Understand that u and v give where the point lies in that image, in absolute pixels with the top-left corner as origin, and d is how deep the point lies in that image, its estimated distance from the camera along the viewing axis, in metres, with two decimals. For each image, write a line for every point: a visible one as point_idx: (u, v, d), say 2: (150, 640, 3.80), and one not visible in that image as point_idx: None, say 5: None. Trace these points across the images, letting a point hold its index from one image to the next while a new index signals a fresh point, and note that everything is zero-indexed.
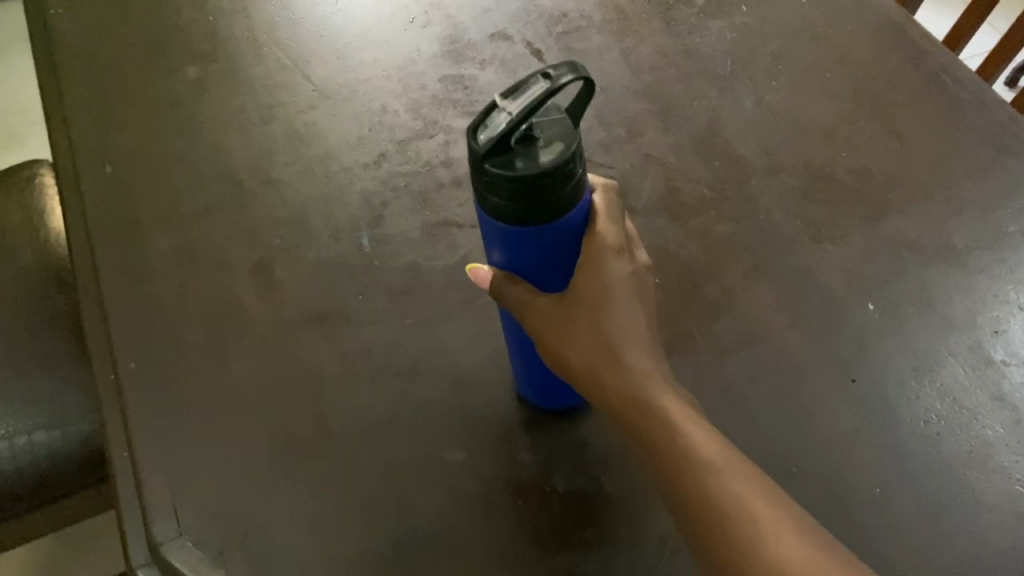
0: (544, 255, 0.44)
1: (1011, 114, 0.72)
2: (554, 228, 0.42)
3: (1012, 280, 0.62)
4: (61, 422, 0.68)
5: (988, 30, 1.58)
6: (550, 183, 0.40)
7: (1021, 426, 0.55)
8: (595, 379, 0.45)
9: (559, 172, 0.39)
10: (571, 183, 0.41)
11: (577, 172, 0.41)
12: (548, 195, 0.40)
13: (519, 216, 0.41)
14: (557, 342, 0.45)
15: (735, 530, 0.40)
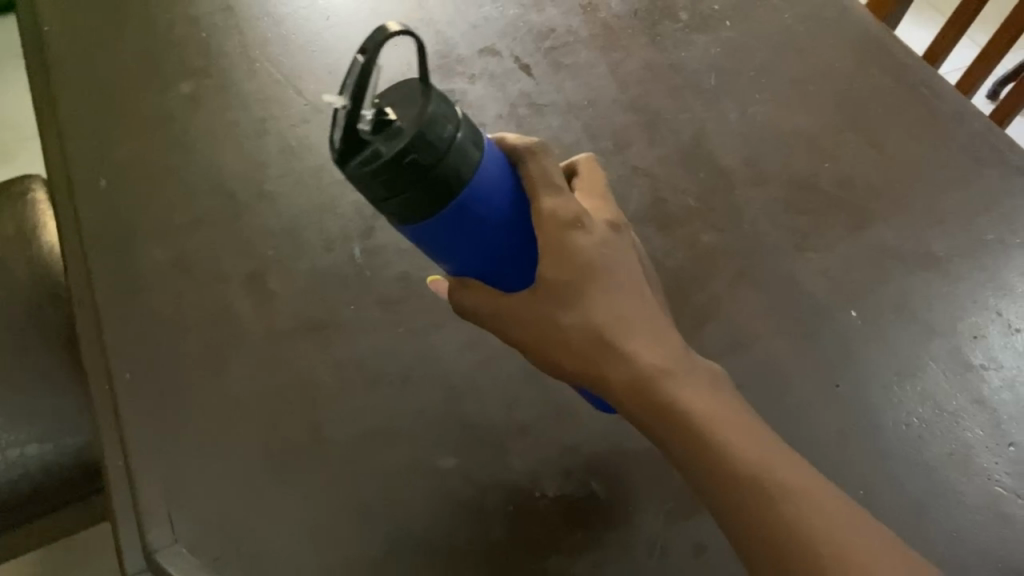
0: (483, 240, 0.44)
1: (987, 127, 0.74)
2: (472, 210, 0.43)
3: (991, 287, 0.64)
4: (53, 434, 0.69)
5: (966, 44, 1.61)
6: (421, 158, 0.39)
7: (1000, 428, 0.57)
8: (594, 377, 0.45)
9: (427, 135, 0.39)
10: (446, 151, 0.40)
11: (447, 137, 0.40)
12: (434, 168, 0.40)
13: (421, 203, 0.41)
14: (548, 345, 0.45)
15: (766, 511, 0.42)
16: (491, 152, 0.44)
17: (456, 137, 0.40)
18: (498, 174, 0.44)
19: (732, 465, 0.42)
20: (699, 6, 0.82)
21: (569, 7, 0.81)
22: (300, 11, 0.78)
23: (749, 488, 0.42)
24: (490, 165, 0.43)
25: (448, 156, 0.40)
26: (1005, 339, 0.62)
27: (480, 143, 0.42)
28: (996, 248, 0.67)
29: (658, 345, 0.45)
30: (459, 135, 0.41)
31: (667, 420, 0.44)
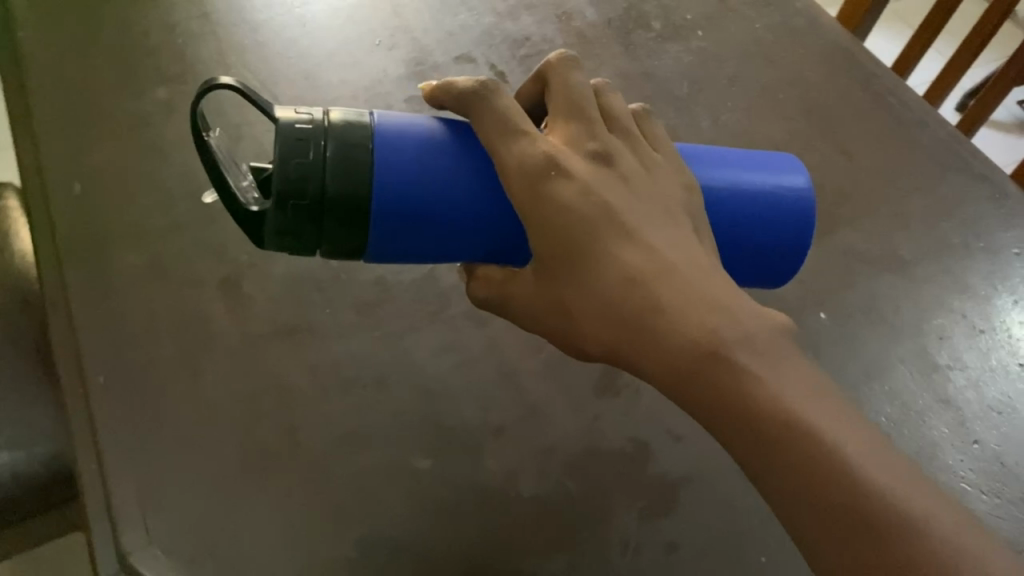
0: (452, 233, 0.46)
1: (952, 134, 0.76)
2: (414, 205, 0.45)
3: (957, 289, 0.66)
4: (24, 443, 0.68)
5: (933, 56, 1.65)
6: (298, 196, 0.43)
7: (965, 427, 0.59)
8: (626, 357, 0.41)
9: (291, 165, 0.43)
10: (317, 173, 0.43)
11: (313, 160, 0.43)
12: (321, 188, 0.43)
13: (344, 224, 0.44)
14: (578, 323, 0.42)
15: (820, 494, 0.36)
16: (401, 133, 0.45)
17: (327, 151, 0.43)
18: (418, 152, 0.45)
19: (776, 441, 0.37)
20: (671, 16, 0.83)
21: (543, 15, 0.81)
22: (276, 17, 0.78)
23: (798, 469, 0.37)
24: (400, 147, 0.45)
25: (330, 167, 0.43)
26: (970, 339, 0.63)
27: (370, 142, 0.44)
28: (961, 251, 0.68)
29: (692, 304, 0.40)
30: (329, 143, 0.43)
31: (701, 398, 0.39)
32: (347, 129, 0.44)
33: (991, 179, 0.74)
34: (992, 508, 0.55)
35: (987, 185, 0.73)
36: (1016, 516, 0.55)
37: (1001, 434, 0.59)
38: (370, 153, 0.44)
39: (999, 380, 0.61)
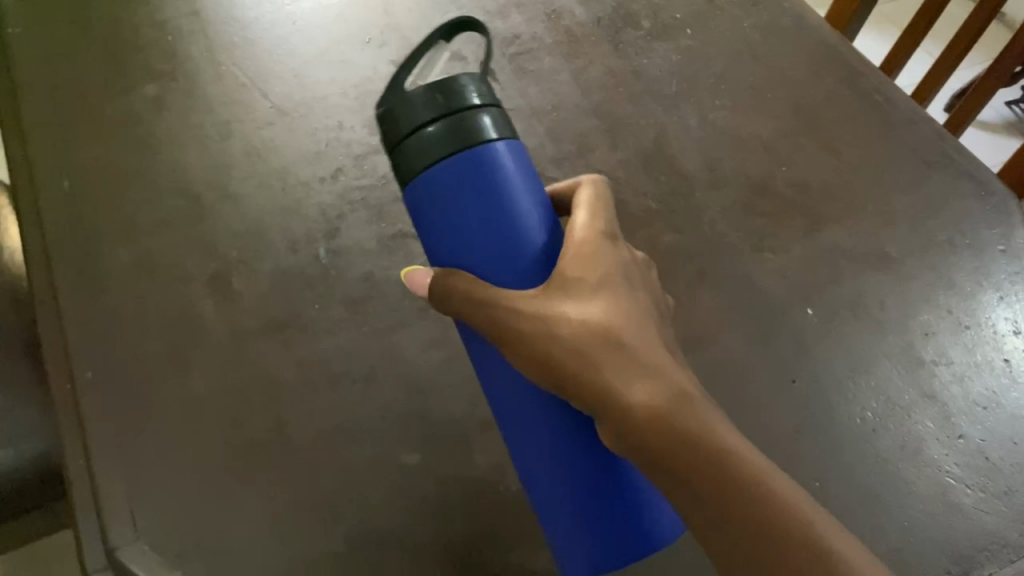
0: (484, 229, 0.45)
1: (938, 133, 0.76)
2: (479, 190, 0.45)
3: (942, 285, 0.66)
4: (14, 439, 0.67)
5: (921, 57, 1.67)
6: (435, 98, 0.44)
7: (950, 421, 0.59)
8: (596, 386, 0.43)
9: (455, 83, 0.44)
10: (457, 104, 0.44)
11: (466, 100, 0.44)
12: (443, 107, 0.44)
13: (425, 147, 0.44)
14: (554, 346, 0.43)
15: (775, 529, 0.41)
16: (526, 167, 0.47)
17: (476, 107, 0.45)
18: (521, 181, 0.46)
19: (731, 483, 0.41)
20: (660, 16, 0.83)
21: (533, 14, 0.82)
22: (266, 15, 0.78)
23: (751, 514, 0.41)
24: (513, 166, 0.46)
25: (463, 108, 0.44)
26: (955, 335, 0.64)
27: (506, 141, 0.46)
28: (947, 248, 0.69)
29: (674, 363, 0.45)
30: (486, 109, 0.45)
31: (671, 433, 0.42)
32: (500, 120, 0.46)
33: (978, 177, 0.74)
34: (977, 502, 0.56)
35: (973, 183, 0.73)
36: (1002, 509, 0.56)
37: (986, 429, 0.59)
38: (493, 142, 0.45)
39: (984, 375, 0.62)
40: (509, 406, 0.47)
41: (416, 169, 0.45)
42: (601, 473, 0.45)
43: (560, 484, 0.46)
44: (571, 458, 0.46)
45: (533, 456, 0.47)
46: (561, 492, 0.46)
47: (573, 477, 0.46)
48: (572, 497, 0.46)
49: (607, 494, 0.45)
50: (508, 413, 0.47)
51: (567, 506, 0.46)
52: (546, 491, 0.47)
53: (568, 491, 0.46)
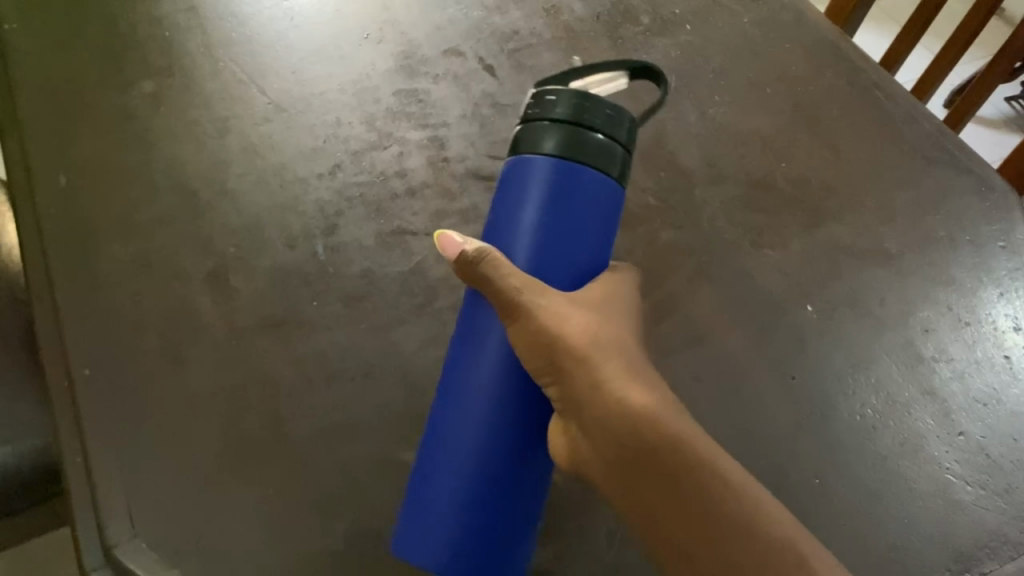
0: (547, 230, 0.47)
1: (938, 128, 0.76)
2: (561, 198, 0.46)
3: (943, 282, 0.66)
4: (12, 437, 0.66)
5: (921, 52, 1.67)
6: (580, 105, 0.46)
7: (950, 418, 0.59)
8: (597, 379, 0.45)
9: (604, 107, 0.46)
10: (592, 126, 0.46)
11: (598, 127, 0.46)
12: (574, 115, 0.46)
13: (542, 134, 0.46)
14: (563, 333, 0.45)
15: (753, 533, 0.43)
16: (609, 210, 0.48)
17: (602, 139, 0.46)
18: (595, 215, 0.47)
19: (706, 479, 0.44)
20: (660, 11, 0.83)
21: (532, 9, 0.81)
22: (264, 11, 0.78)
23: (720, 503, 0.44)
24: (598, 203, 0.47)
25: (586, 127, 0.46)
26: (956, 332, 0.64)
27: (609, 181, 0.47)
28: (947, 244, 0.69)
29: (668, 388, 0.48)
30: (610, 147, 0.47)
31: (665, 431, 0.45)
32: (614, 157, 0.47)
33: (978, 172, 0.74)
34: (976, 499, 0.56)
35: (973, 179, 0.73)
36: (1002, 506, 0.56)
37: (986, 426, 0.59)
38: (595, 172, 0.46)
39: (984, 372, 0.62)
40: (479, 389, 0.47)
41: (522, 146, 0.47)
42: (500, 512, 0.47)
43: (469, 489, 0.46)
44: (493, 479, 0.46)
45: (473, 442, 0.46)
46: (458, 490, 0.46)
47: (482, 483, 0.46)
48: (466, 507, 0.46)
49: (492, 528, 0.46)
50: (479, 396, 0.47)
51: (452, 509, 0.46)
52: (452, 477, 0.47)
53: (469, 498, 0.46)
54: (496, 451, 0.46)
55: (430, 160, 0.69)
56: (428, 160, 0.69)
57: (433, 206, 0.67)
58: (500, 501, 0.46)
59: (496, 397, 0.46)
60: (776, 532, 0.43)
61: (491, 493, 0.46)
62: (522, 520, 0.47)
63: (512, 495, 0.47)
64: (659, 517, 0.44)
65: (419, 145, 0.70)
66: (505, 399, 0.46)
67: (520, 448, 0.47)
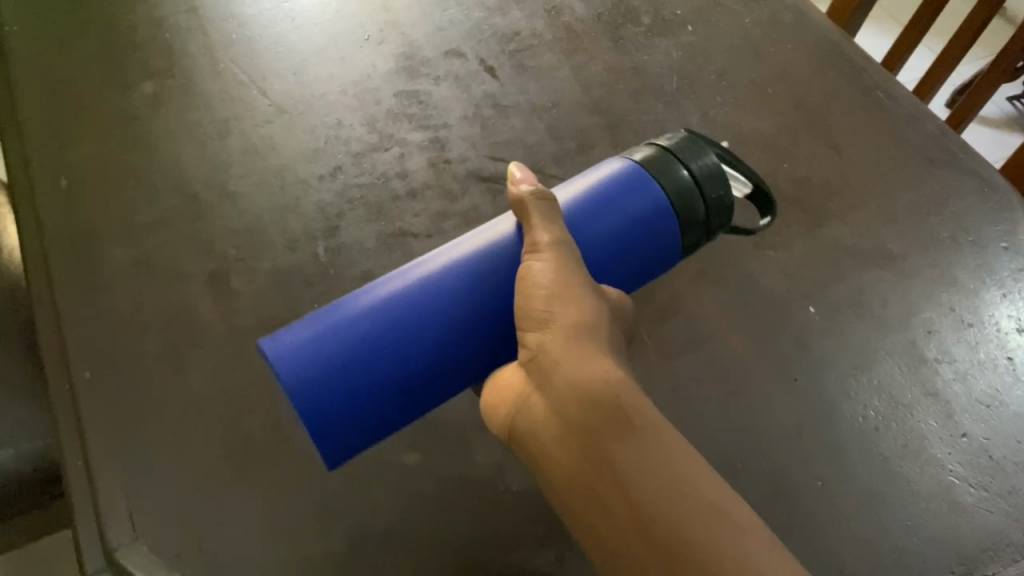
0: (602, 203, 0.51)
1: (940, 128, 0.76)
2: (628, 189, 0.51)
3: (945, 282, 0.66)
4: (13, 439, 0.66)
5: (923, 53, 1.67)
6: (697, 148, 0.53)
7: (952, 419, 0.59)
8: (588, 342, 0.43)
9: (711, 162, 0.52)
10: (691, 163, 0.52)
11: (694, 168, 0.52)
12: (685, 152, 0.52)
13: (655, 150, 0.53)
14: (558, 286, 0.45)
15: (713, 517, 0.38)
16: (649, 238, 0.51)
17: (689, 177, 0.52)
18: (632, 226, 0.51)
19: (676, 457, 0.40)
20: (661, 11, 0.83)
21: (533, 10, 0.81)
22: (265, 12, 0.78)
23: (679, 483, 0.39)
24: (644, 216, 0.51)
25: (682, 164, 0.52)
26: (959, 334, 0.63)
27: (666, 208, 0.51)
28: (949, 244, 0.68)
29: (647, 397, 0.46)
30: (687, 188, 0.51)
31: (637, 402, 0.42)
32: (687, 198, 0.51)
33: (981, 173, 0.73)
34: (979, 500, 0.56)
35: (976, 179, 0.73)
36: (1005, 509, 0.55)
37: (989, 428, 0.59)
38: (660, 192, 0.51)
39: (988, 373, 0.61)
40: (456, 278, 0.48)
41: (632, 153, 0.54)
42: (386, 371, 0.46)
43: (391, 328, 0.46)
44: (406, 350, 0.46)
45: (430, 305, 0.47)
46: (373, 330, 0.46)
47: (399, 337, 0.46)
48: (367, 349, 0.46)
49: (369, 378, 0.46)
50: (472, 273, 0.48)
51: (359, 334, 0.46)
52: (380, 316, 0.46)
53: (385, 327, 0.46)
54: (428, 335, 0.47)
55: (431, 162, 0.69)
56: (428, 161, 0.69)
57: (434, 207, 0.66)
58: (396, 373, 0.46)
59: (468, 297, 0.48)
60: (743, 521, 0.39)
61: (393, 356, 0.46)
62: (383, 401, 0.47)
63: (401, 378, 0.47)
64: (609, 476, 0.40)
65: (419, 146, 0.70)
66: (472, 306, 0.48)
67: (443, 356, 0.47)
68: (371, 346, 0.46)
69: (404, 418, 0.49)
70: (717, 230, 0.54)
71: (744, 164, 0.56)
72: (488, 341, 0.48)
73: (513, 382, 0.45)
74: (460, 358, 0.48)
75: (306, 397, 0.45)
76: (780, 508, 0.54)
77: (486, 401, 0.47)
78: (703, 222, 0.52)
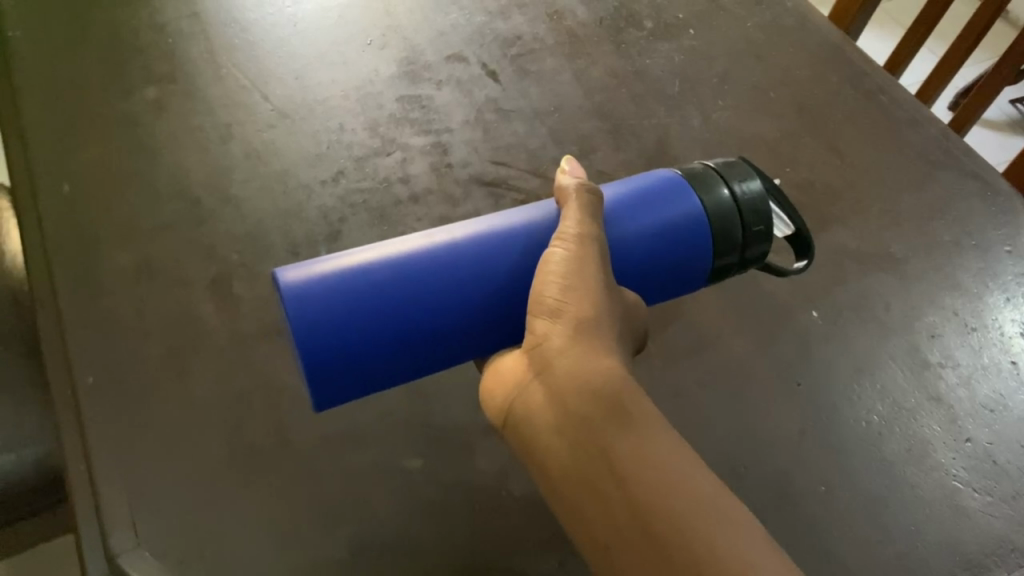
0: (639, 210, 0.51)
1: (943, 132, 0.76)
2: (668, 200, 0.51)
3: (948, 286, 0.66)
4: (16, 444, 0.66)
5: (926, 56, 1.67)
6: (745, 173, 0.53)
7: (957, 424, 0.59)
8: (595, 338, 0.44)
9: (757, 188, 0.52)
10: (737, 186, 0.52)
11: (739, 191, 0.52)
12: (733, 175, 0.52)
13: (705, 168, 0.53)
14: (571, 278, 0.45)
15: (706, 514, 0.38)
16: (680, 250, 0.51)
17: (731, 198, 0.51)
18: (664, 237, 0.50)
19: (674, 457, 0.41)
20: (662, 15, 0.83)
21: (535, 14, 0.81)
22: (267, 17, 0.78)
23: (675, 480, 0.39)
24: (678, 230, 0.51)
25: (727, 185, 0.52)
26: (963, 338, 0.63)
27: (703, 225, 0.51)
28: (953, 248, 0.68)
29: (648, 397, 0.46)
30: (727, 210, 0.51)
31: (634, 399, 0.42)
32: (726, 219, 0.51)
33: (984, 177, 0.73)
34: (984, 505, 0.55)
35: (979, 183, 0.73)
36: (1009, 513, 0.55)
37: (993, 432, 0.59)
38: (698, 209, 0.51)
39: (992, 377, 0.61)
40: (484, 249, 0.48)
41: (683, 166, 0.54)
42: (396, 297, 0.46)
43: (415, 262, 0.47)
44: (420, 308, 0.46)
45: (459, 257, 0.48)
46: (403, 258, 0.47)
47: (420, 273, 0.46)
48: (381, 298, 0.45)
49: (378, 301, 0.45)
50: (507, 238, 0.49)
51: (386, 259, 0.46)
52: (403, 267, 0.46)
53: (411, 259, 0.47)
54: (446, 282, 0.47)
55: (433, 166, 0.69)
56: (431, 166, 0.69)
57: (436, 212, 0.66)
58: (399, 325, 0.46)
59: (491, 273, 0.48)
60: (738, 521, 0.39)
61: (407, 290, 0.46)
62: (383, 328, 0.46)
63: (407, 310, 0.46)
64: (605, 467, 0.40)
65: (421, 151, 0.70)
66: (489, 283, 0.48)
67: (452, 327, 0.47)
68: (392, 270, 0.46)
69: (389, 381, 0.48)
70: (756, 259, 0.53)
71: (791, 207, 0.55)
72: (497, 321, 0.48)
73: (513, 370, 0.45)
74: (466, 333, 0.48)
75: (312, 328, 0.44)
76: (784, 513, 0.54)
77: (484, 386, 0.47)
78: (740, 247, 0.52)
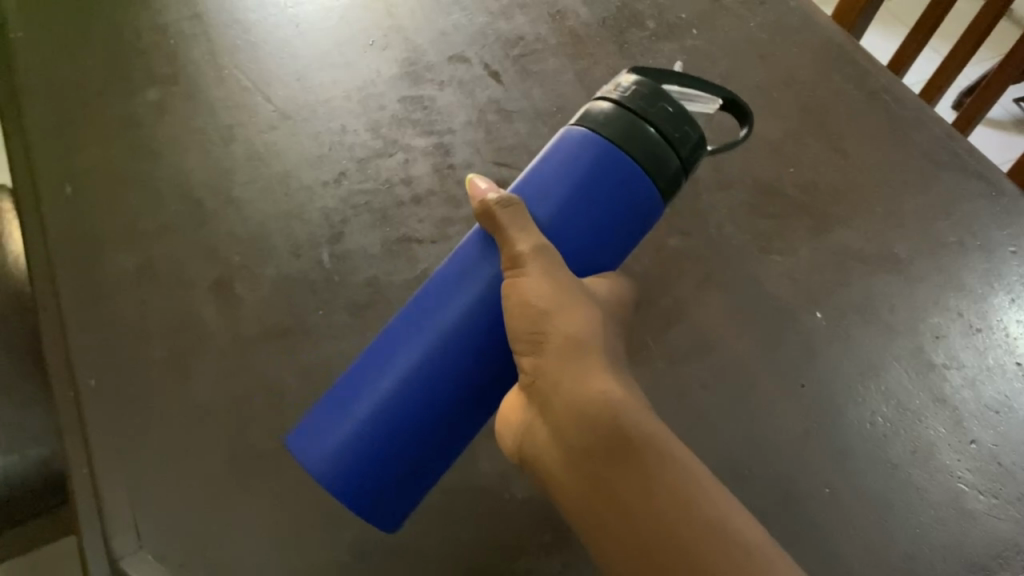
0: (578, 196, 0.47)
1: (947, 132, 0.76)
2: (595, 170, 0.46)
3: (952, 287, 0.66)
4: (18, 446, 0.66)
5: (929, 55, 1.67)
6: (648, 98, 0.47)
7: (962, 426, 0.58)
8: (581, 362, 0.43)
9: (669, 107, 0.47)
10: (652, 119, 0.46)
11: (658, 123, 0.46)
12: (642, 107, 0.46)
13: (607, 112, 0.47)
14: (539, 307, 0.43)
15: (713, 533, 0.39)
16: (631, 209, 0.47)
17: (654, 134, 0.46)
18: (613, 207, 0.47)
19: (679, 473, 0.40)
20: (665, 15, 0.82)
21: (537, 15, 0.81)
22: (269, 18, 0.77)
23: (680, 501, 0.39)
24: (621, 193, 0.46)
25: (645, 120, 0.46)
26: (966, 339, 0.63)
27: (642, 176, 0.46)
28: (957, 248, 0.68)
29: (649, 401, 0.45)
30: (657, 146, 0.46)
31: (632, 418, 0.42)
32: (659, 155, 0.46)
33: (988, 177, 0.73)
34: (990, 508, 0.55)
35: (983, 183, 0.72)
36: (1016, 516, 0.55)
37: (998, 434, 0.58)
38: (630, 161, 0.46)
39: (997, 379, 0.61)
40: (443, 309, 0.47)
41: (578, 118, 0.48)
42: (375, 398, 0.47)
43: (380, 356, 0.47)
44: (405, 392, 0.46)
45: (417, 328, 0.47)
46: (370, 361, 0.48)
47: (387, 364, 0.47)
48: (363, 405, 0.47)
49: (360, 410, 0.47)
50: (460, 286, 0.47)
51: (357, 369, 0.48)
52: (374, 374, 0.47)
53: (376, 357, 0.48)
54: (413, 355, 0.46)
55: (436, 167, 0.69)
56: (433, 167, 0.69)
57: (438, 213, 0.66)
58: (390, 414, 0.46)
59: (456, 327, 0.46)
60: (747, 538, 0.39)
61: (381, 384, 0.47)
62: (378, 429, 0.46)
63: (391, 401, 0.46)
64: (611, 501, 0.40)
65: (424, 152, 0.70)
66: (461, 336, 0.46)
67: (444, 387, 0.46)
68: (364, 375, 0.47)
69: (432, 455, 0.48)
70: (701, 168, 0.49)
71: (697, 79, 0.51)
72: (490, 362, 0.47)
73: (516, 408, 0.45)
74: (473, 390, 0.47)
75: (322, 474, 0.47)
76: (788, 516, 0.54)
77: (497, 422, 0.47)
78: (684, 169, 0.48)
